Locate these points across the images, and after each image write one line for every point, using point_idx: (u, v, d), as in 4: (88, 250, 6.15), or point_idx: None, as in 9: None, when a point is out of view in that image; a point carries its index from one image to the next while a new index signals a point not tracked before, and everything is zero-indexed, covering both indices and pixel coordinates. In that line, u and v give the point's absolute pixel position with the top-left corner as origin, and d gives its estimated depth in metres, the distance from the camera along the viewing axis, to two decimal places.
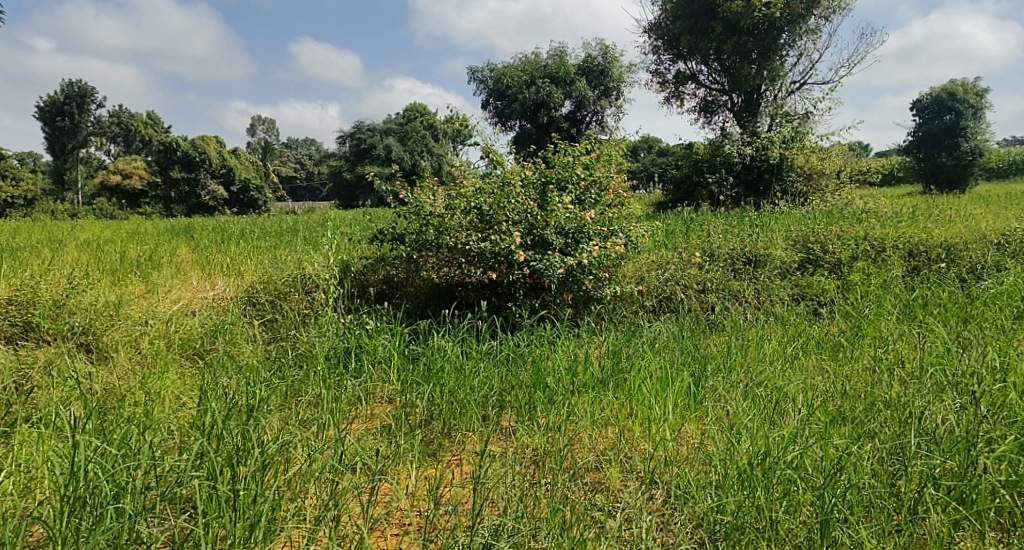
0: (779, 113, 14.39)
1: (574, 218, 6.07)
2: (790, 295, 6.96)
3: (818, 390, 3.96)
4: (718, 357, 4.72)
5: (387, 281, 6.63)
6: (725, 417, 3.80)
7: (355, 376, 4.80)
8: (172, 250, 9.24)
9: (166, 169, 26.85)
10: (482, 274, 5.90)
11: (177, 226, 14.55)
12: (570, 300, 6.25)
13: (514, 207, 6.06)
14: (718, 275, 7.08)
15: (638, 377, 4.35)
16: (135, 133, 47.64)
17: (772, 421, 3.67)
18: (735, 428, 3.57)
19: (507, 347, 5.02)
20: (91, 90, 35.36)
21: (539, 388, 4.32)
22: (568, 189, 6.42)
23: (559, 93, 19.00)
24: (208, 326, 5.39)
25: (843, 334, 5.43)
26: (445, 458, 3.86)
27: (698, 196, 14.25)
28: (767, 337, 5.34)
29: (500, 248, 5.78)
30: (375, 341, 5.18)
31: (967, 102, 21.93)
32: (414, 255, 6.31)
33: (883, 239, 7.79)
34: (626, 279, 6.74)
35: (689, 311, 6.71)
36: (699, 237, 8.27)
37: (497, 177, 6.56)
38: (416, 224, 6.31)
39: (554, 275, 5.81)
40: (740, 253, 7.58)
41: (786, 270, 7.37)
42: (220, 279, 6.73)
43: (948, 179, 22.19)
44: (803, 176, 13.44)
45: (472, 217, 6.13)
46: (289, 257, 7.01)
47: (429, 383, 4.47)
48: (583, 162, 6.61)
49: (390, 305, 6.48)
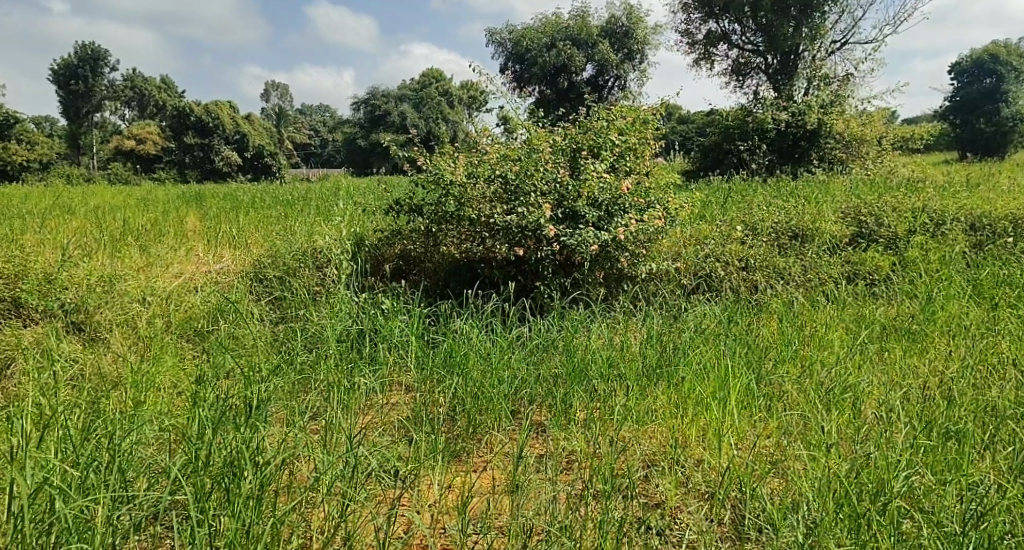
0: (816, 76, 13.65)
1: (608, 189, 5.58)
2: (841, 272, 6.42)
3: (900, 392, 3.44)
4: (775, 346, 4.21)
5: (404, 256, 6.08)
6: (793, 423, 3.30)
7: (369, 363, 4.34)
8: (180, 219, 8.83)
9: (180, 135, 26.39)
10: (508, 251, 5.40)
11: (189, 194, 14.17)
12: (602, 279, 5.74)
13: (542, 176, 5.55)
14: (763, 251, 6.53)
15: (688, 371, 3.88)
16: (150, 98, 47.30)
17: (852, 428, 3.17)
18: (810, 439, 3.07)
19: (538, 334, 4.55)
20: (104, 53, 34.97)
21: (577, 380, 3.85)
22: (601, 156, 5.90)
23: (581, 57, 18.25)
24: (210, 304, 4.93)
25: (911, 317, 4.90)
26: (471, 463, 3.40)
27: (727, 164, 13.77)
28: (827, 321, 4.82)
29: (527, 221, 5.28)
30: (392, 325, 4.72)
31: (1010, 65, 20.93)
32: (434, 228, 5.79)
33: (941, 212, 7.21)
34: (662, 255, 6.22)
35: (732, 290, 6.18)
36: (739, 209, 7.70)
37: (523, 142, 6.02)
38: (436, 194, 5.82)
39: (587, 251, 5.33)
40: (786, 227, 7.01)
41: (836, 245, 6.83)
42: (225, 252, 6.27)
43: (987, 146, 21.18)
44: (843, 142, 12.71)
45: (496, 186, 5.61)
46: (299, 228, 6.52)
47: (452, 374, 4.01)
48: (619, 125, 6.07)
49: (407, 282, 5.98)
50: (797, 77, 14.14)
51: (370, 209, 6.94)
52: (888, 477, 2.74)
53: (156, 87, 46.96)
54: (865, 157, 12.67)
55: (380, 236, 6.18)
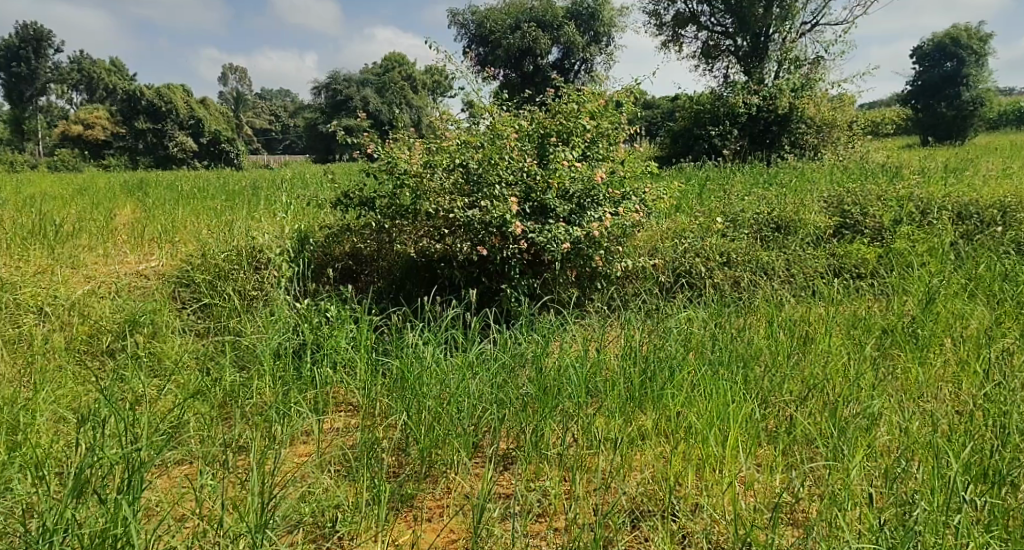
0: (787, 59, 13.32)
1: (579, 179, 5.11)
2: (827, 266, 6.03)
3: (914, 415, 3.04)
4: (770, 358, 3.77)
5: (354, 255, 5.47)
6: (795, 463, 2.87)
7: (310, 386, 3.78)
8: (111, 212, 8.06)
9: (131, 120, 25.22)
10: (469, 250, 4.83)
11: (131, 182, 13.30)
12: (574, 279, 5.25)
13: (507, 165, 5.03)
14: (743, 245, 6.11)
15: (675, 393, 3.42)
16: (98, 81, 45.40)
17: (866, 464, 2.75)
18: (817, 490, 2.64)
19: (504, 346, 4.04)
20: (45, 34, 33.31)
21: (548, 405, 3.36)
22: (572, 143, 5.40)
23: (546, 39, 17.63)
24: (123, 314, 4.29)
25: (908, 315, 4.51)
26: (426, 516, 2.93)
27: (698, 150, 13.26)
28: (820, 324, 4.40)
29: (491, 216, 4.73)
30: (338, 340, 4.16)
31: (970, 48, 20.90)
32: (387, 224, 5.21)
33: (927, 200, 6.85)
34: (637, 251, 5.75)
35: (714, 288, 5.72)
36: (716, 198, 7.24)
37: (485, 127, 5.47)
38: (389, 185, 5.24)
39: (558, 250, 4.83)
40: (766, 218, 6.58)
41: (820, 237, 6.43)
42: (151, 253, 5.59)
43: (948, 130, 21.16)
44: (814, 128, 12.36)
45: (455, 177, 5.05)
46: (236, 222, 5.85)
47: (404, 400, 3.47)
48: (591, 109, 5.56)
49: (357, 286, 5.38)
50: (767, 59, 13.78)
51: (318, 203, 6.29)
52: (918, 535, 2.32)
53: (105, 70, 44.98)
54: (836, 142, 12.27)
55: (327, 233, 5.55)
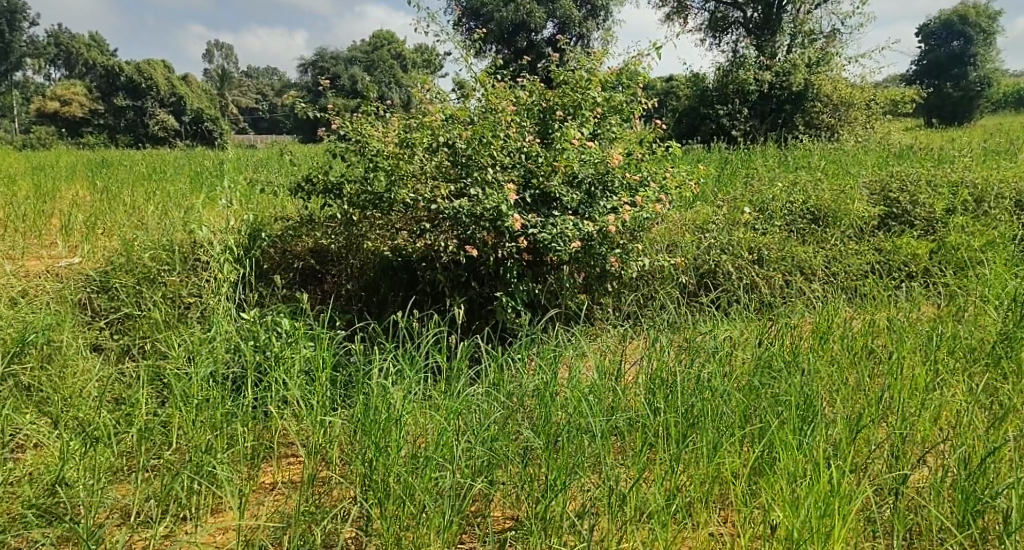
0: (802, 32, 12.37)
1: (590, 162, 4.26)
2: (872, 263, 5.21)
3: None
4: (839, 398, 2.95)
5: (317, 252, 4.54)
6: None
7: (248, 433, 2.94)
8: (55, 196, 7.13)
9: (108, 97, 24.06)
10: (455, 250, 3.93)
11: (96, 161, 12.33)
12: (581, 283, 4.41)
13: (503, 145, 4.17)
14: (776, 239, 5.25)
15: (725, 453, 2.58)
16: (79, 58, 44.05)
17: None
18: None
19: (499, 377, 3.19)
20: (20, 6, 32.09)
21: (559, 471, 2.54)
22: (581, 118, 4.51)
23: (541, 13, 16.64)
24: (12, 331, 3.38)
25: (995, 329, 3.69)
26: None
27: (705, 130, 12.27)
28: (892, 342, 3.55)
29: (483, 207, 3.83)
30: (289, 368, 3.29)
31: (978, 27, 20.07)
32: (357, 217, 4.32)
33: (982, 186, 5.99)
34: (655, 246, 4.90)
35: (744, 290, 4.90)
36: (739, 183, 6.34)
37: (476, 98, 4.57)
38: (359, 167, 4.34)
39: (564, 249, 3.97)
40: (801, 207, 5.69)
41: (862, 229, 5.58)
42: (75, 249, 4.67)
43: (954, 112, 19.97)
44: (830, 106, 11.40)
45: (440, 159, 4.16)
46: (175, 212, 4.90)
47: (368, 461, 2.64)
48: (602, 78, 4.67)
49: (321, 289, 4.50)
50: (779, 32, 12.80)
51: (261, 188, 5.23)
52: None
53: (84, 44, 43.22)
54: (853, 122, 11.37)
55: (284, 225, 4.63)
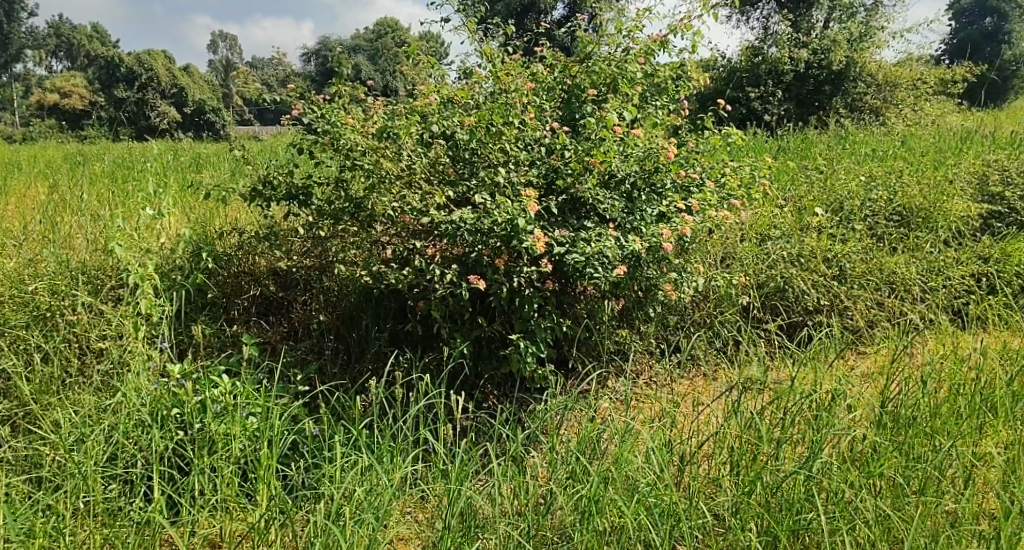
0: (843, 5, 11.19)
1: (633, 156, 3.29)
2: (979, 276, 4.21)
3: None
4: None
5: (279, 275, 3.56)
6: None
7: None
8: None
9: (106, 88, 23.15)
10: (456, 277, 2.96)
11: (68, 154, 11.28)
12: (619, 313, 3.43)
13: (519, 136, 3.18)
14: (858, 247, 4.22)
15: None
16: (77, 48, 43.06)
17: None
18: None
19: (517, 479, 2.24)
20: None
21: None
22: (619, 99, 3.49)
23: None
24: None
25: None
26: None
27: (734, 116, 10.79)
28: None
29: (493, 222, 2.85)
30: (216, 459, 2.33)
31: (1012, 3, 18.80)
32: (328, 232, 3.33)
33: None
34: (708, 260, 3.90)
35: (820, 314, 3.91)
36: (798, 176, 5.27)
37: (481, 74, 3.56)
38: (330, 165, 3.35)
39: (602, 275, 2.98)
40: (884, 206, 4.63)
41: (959, 233, 4.56)
42: None
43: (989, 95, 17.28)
44: (875, 86, 10.28)
45: (434, 154, 3.16)
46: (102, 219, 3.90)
47: None
48: (645, 46, 3.62)
49: (283, 322, 3.54)
50: (816, 6, 11.59)
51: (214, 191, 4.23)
52: None
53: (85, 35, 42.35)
54: (900, 104, 10.26)
55: (237, 239, 3.63)
